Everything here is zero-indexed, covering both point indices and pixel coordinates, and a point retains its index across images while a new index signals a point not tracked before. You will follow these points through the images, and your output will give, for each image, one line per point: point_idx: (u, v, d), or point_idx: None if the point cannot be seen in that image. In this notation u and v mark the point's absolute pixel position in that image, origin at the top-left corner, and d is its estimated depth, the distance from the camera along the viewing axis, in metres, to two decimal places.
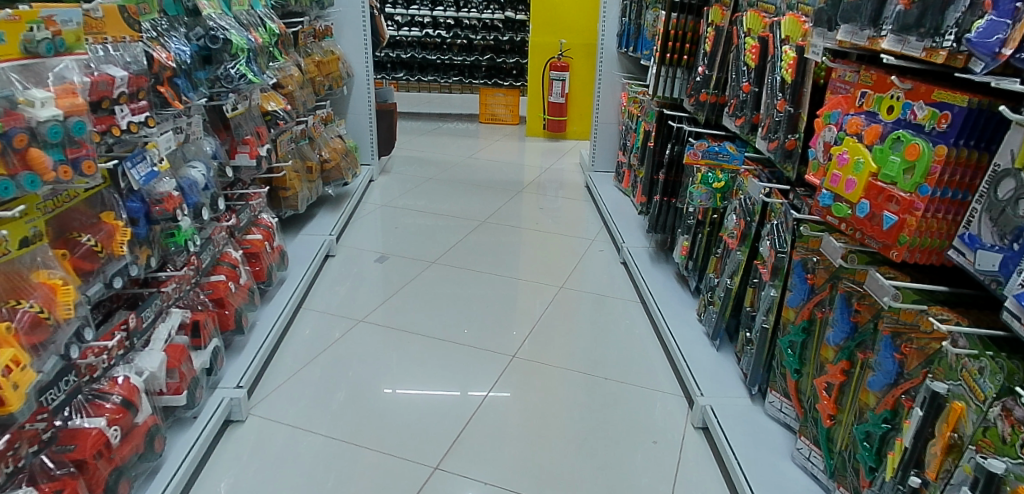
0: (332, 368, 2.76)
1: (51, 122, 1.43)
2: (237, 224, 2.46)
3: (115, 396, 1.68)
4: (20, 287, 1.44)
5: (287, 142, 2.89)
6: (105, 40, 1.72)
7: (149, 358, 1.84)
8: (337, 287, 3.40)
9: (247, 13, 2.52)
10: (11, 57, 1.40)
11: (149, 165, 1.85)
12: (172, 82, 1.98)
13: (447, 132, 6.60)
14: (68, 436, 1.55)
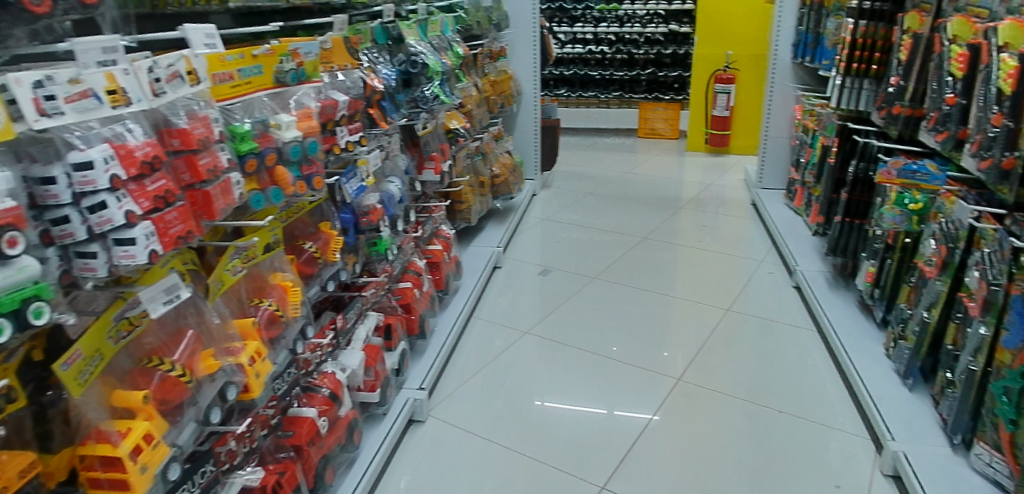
0: (499, 377, 2.85)
1: (293, 143, 1.63)
2: (422, 235, 2.64)
3: (324, 389, 1.84)
4: (264, 287, 1.64)
5: (464, 158, 3.05)
6: (333, 68, 1.94)
7: (351, 357, 2.00)
8: (502, 298, 3.51)
9: (439, 38, 2.71)
10: (265, 86, 1.65)
11: (359, 180, 2.03)
12: (379, 105, 2.18)
13: (604, 147, 6.61)
14: (289, 422, 1.71)
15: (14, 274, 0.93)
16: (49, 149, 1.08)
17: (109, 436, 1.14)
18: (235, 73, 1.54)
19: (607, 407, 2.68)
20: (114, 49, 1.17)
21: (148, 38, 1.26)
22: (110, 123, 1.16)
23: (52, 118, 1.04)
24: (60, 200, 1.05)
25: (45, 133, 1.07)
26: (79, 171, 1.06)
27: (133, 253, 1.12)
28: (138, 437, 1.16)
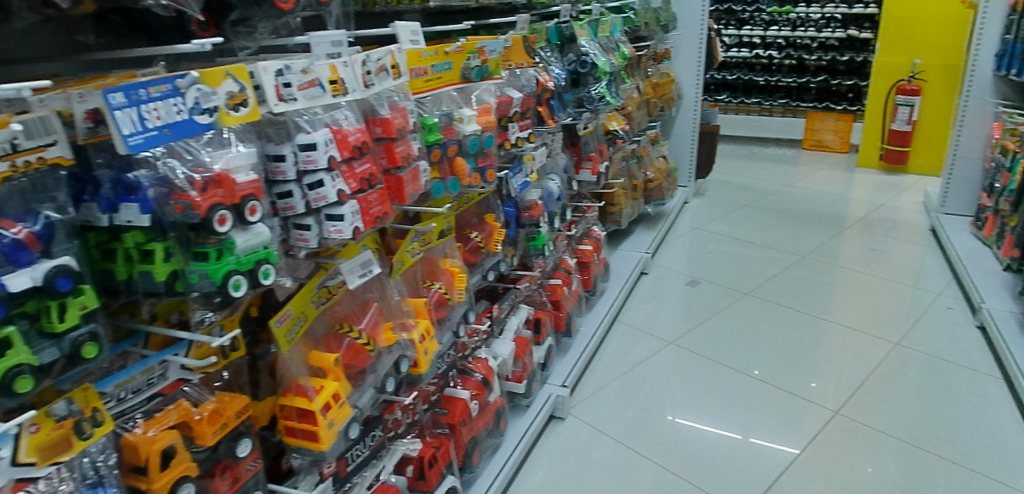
0: (638, 384, 2.80)
1: (472, 136, 1.71)
2: (575, 234, 2.68)
3: (478, 374, 1.90)
4: (435, 271, 1.74)
5: (620, 160, 3.03)
6: (512, 66, 2.01)
7: (503, 346, 2.06)
8: (646, 305, 3.45)
9: (607, 39, 2.71)
10: (452, 82, 1.74)
11: (523, 176, 2.09)
12: (548, 104, 2.23)
13: (763, 157, 6.27)
14: (445, 401, 1.80)
15: (250, 239, 1.02)
16: (282, 131, 1.19)
17: (306, 391, 1.24)
18: (429, 68, 1.64)
19: (742, 432, 2.51)
20: (338, 43, 1.28)
21: (365, 34, 1.36)
22: (329, 110, 1.26)
23: (287, 104, 1.14)
24: (286, 177, 1.16)
25: (281, 116, 1.18)
26: (304, 150, 1.15)
27: (341, 228, 1.21)
28: (329, 395, 1.26)
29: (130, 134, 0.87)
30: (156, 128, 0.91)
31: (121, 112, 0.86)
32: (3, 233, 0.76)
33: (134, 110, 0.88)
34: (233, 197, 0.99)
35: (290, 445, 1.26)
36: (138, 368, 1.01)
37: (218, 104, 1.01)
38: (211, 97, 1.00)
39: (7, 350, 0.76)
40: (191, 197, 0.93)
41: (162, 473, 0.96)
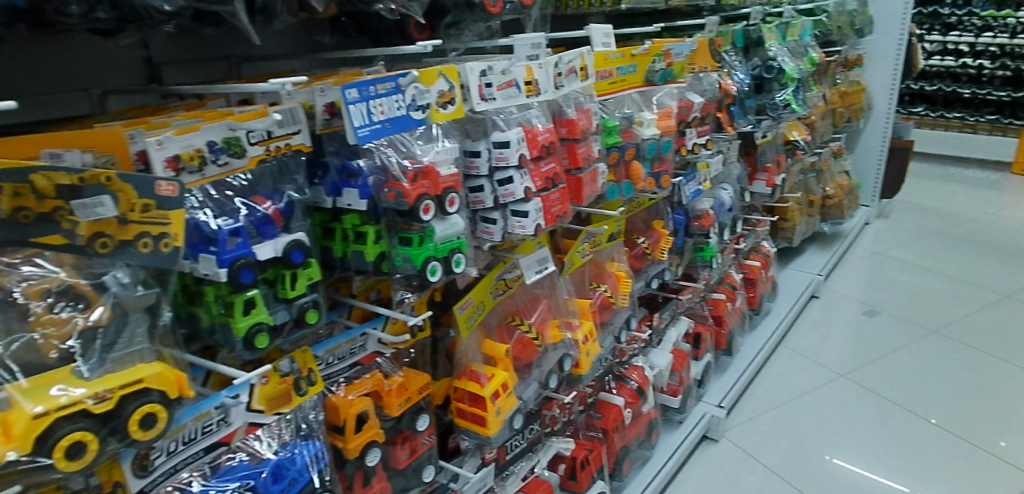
0: (798, 416, 2.58)
1: (650, 140, 1.68)
2: (743, 248, 2.58)
3: (633, 382, 1.88)
4: (602, 273, 1.74)
5: (796, 173, 2.83)
6: (695, 70, 1.97)
7: (660, 357, 2.02)
8: (813, 331, 3.19)
9: (796, 43, 2.54)
10: (635, 85, 1.73)
11: (696, 184, 2.01)
12: (729, 109, 2.14)
13: (963, 179, 5.54)
14: (600, 405, 1.79)
15: (447, 228, 1.08)
16: (479, 128, 1.25)
17: (478, 376, 1.30)
18: (615, 70, 1.64)
19: (912, 484, 2.22)
20: (538, 45, 1.32)
21: (560, 36, 1.38)
22: (522, 110, 1.31)
23: (487, 103, 1.20)
24: (479, 172, 1.21)
25: (480, 114, 1.25)
26: (498, 148, 1.21)
27: (525, 224, 1.25)
28: (499, 383, 1.30)
29: (360, 126, 0.96)
30: (380, 122, 0.99)
31: (355, 106, 0.95)
32: (255, 208, 0.86)
33: (364, 105, 0.97)
34: (436, 188, 1.05)
35: (459, 426, 1.32)
36: (343, 338, 1.09)
37: (430, 102, 1.08)
38: (425, 94, 1.07)
39: (251, 309, 0.85)
40: (403, 186, 1.00)
41: (355, 435, 1.04)
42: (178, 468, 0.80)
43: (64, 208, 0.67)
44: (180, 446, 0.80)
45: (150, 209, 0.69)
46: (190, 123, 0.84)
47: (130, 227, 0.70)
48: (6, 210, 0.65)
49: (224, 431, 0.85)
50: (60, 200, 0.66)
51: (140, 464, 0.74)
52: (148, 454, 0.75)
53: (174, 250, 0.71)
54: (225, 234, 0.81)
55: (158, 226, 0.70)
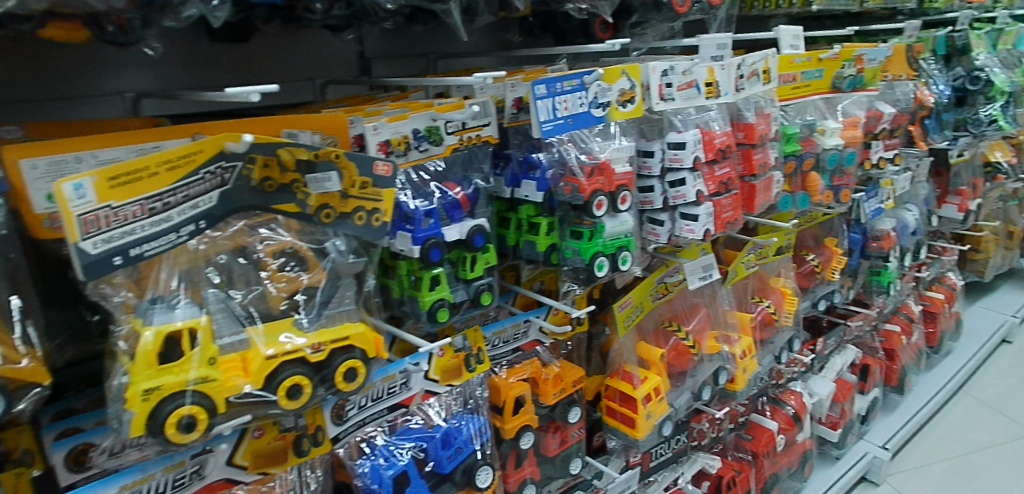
0: (972, 476, 2.21)
1: (832, 150, 1.56)
2: (925, 277, 2.34)
3: (789, 407, 1.77)
4: (766, 287, 1.64)
5: (996, 199, 2.49)
6: (888, 78, 1.82)
7: (821, 385, 1.89)
8: (1003, 381, 2.77)
9: (1010, 52, 2.24)
10: (820, 91, 1.63)
11: (879, 202, 1.84)
12: (922, 123, 1.95)
13: None
14: (751, 427, 1.70)
15: (617, 226, 1.08)
16: (655, 128, 1.25)
17: (631, 377, 1.29)
18: (799, 75, 1.55)
19: None
20: (724, 46, 1.30)
21: (746, 38, 1.33)
22: (700, 111, 1.28)
23: (666, 103, 1.18)
24: (651, 172, 1.20)
25: (657, 114, 1.24)
26: (672, 148, 1.19)
27: (693, 228, 1.21)
28: (651, 387, 1.29)
29: (545, 121, 1.00)
30: (563, 118, 1.03)
31: (542, 101, 0.99)
32: (447, 192, 0.93)
33: (550, 100, 1.00)
34: (610, 185, 1.06)
35: (607, 425, 1.33)
36: (510, 322, 1.13)
37: (611, 100, 1.10)
38: (607, 92, 1.09)
39: (436, 285, 0.92)
40: (579, 181, 1.02)
41: (512, 417, 1.08)
42: (364, 422, 0.88)
43: (300, 181, 0.75)
44: (369, 403, 0.88)
45: (367, 186, 0.78)
46: (398, 113, 0.91)
47: (349, 201, 0.78)
48: (257, 179, 0.73)
49: (404, 394, 0.92)
50: (298, 174, 0.75)
51: (337, 413, 0.83)
52: (343, 405, 0.84)
53: (383, 224, 0.79)
54: (421, 214, 0.88)
55: (372, 202, 0.78)
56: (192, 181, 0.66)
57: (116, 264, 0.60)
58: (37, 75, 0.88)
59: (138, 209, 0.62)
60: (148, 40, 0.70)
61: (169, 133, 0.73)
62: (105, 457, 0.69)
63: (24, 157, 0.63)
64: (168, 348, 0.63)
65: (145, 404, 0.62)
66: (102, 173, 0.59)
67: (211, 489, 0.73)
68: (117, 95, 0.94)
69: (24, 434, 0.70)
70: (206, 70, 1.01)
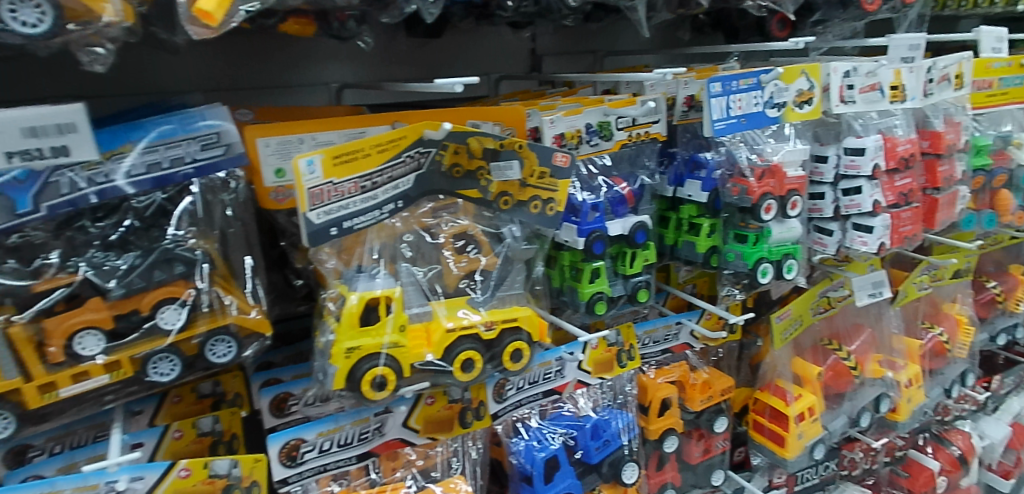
0: None
1: None
2: None
3: (955, 447, 1.58)
4: (939, 314, 1.50)
5: None
6: None
7: (995, 428, 1.69)
8: None
9: None
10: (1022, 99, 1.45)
11: None
12: None
13: None
14: (908, 463, 1.56)
15: (785, 232, 1.04)
16: (831, 132, 1.17)
17: (784, 393, 1.23)
18: (997, 81, 1.39)
19: None
20: (915, 47, 1.21)
21: (943, 38, 1.22)
22: (883, 116, 1.19)
23: (847, 105, 1.11)
24: (823, 178, 1.14)
25: (836, 117, 1.17)
26: (850, 154, 1.12)
27: (867, 240, 1.13)
28: (805, 406, 1.22)
29: (717, 119, 0.98)
30: (736, 117, 1.00)
31: (716, 99, 0.97)
32: (614, 187, 0.94)
33: (725, 99, 0.98)
34: (782, 189, 1.02)
35: (753, 440, 1.28)
36: (661, 322, 1.12)
37: (787, 100, 1.05)
38: (783, 92, 1.05)
39: (596, 277, 0.93)
40: (748, 183, 0.99)
41: (657, 418, 1.07)
42: (521, 403, 0.91)
43: (484, 168, 0.79)
44: (526, 385, 0.91)
45: (545, 177, 0.80)
46: (572, 107, 0.93)
47: (527, 189, 0.81)
48: (446, 165, 0.78)
49: (558, 381, 0.94)
50: (483, 162, 0.79)
51: (498, 391, 0.87)
52: (504, 385, 0.88)
53: (556, 214, 0.81)
54: (588, 207, 0.89)
55: (547, 192, 0.81)
56: (395, 164, 0.72)
57: (332, 234, 0.68)
58: (256, 66, 0.92)
59: (353, 186, 0.68)
60: (363, 34, 0.77)
61: (372, 120, 0.79)
62: (306, 404, 0.79)
63: (262, 136, 0.72)
64: (368, 312, 0.70)
65: (348, 361, 0.69)
66: (329, 152, 0.66)
67: (388, 446, 0.80)
68: (322, 85, 0.97)
69: (238, 379, 0.81)
70: (399, 65, 1.03)
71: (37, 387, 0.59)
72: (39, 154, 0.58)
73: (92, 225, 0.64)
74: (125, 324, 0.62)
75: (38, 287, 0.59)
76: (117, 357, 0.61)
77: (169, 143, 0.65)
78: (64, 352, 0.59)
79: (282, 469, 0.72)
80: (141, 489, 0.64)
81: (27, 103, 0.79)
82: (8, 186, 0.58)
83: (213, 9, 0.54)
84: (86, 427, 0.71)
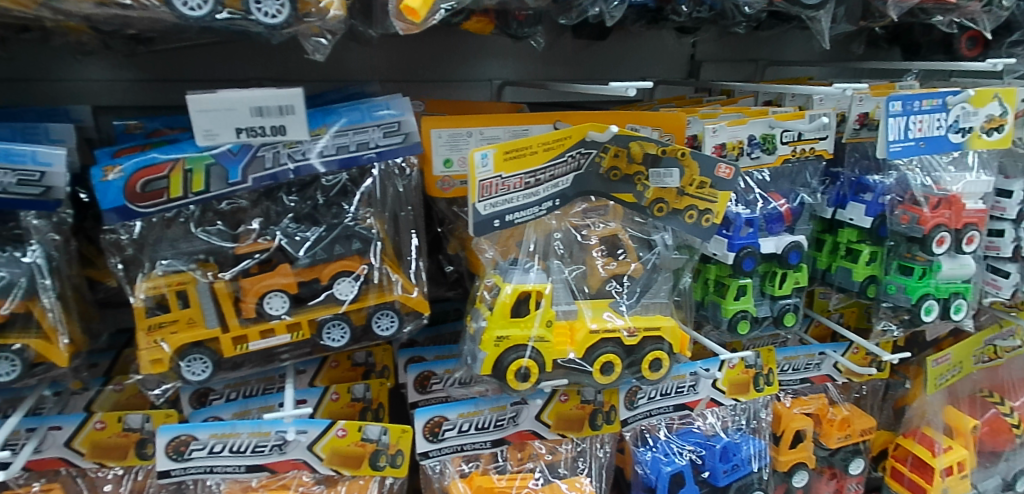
0: None
1: None
2: None
3: None
4: None
5: None
6: None
7: None
8: None
9: None
10: None
11: None
12: None
13: None
14: None
15: (956, 268, 0.94)
16: (1018, 163, 1.04)
17: (932, 443, 1.12)
18: None
19: None
20: None
21: None
22: None
23: None
24: (1004, 214, 1.01)
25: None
26: None
27: None
28: (955, 460, 1.10)
29: (894, 141, 0.90)
30: (914, 139, 0.92)
31: (894, 119, 0.90)
32: (771, 203, 0.90)
33: (904, 119, 0.91)
34: (958, 222, 0.92)
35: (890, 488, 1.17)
36: (804, 350, 1.05)
37: (975, 125, 0.95)
38: (971, 117, 0.95)
39: (742, 295, 0.89)
40: (922, 211, 0.90)
41: (789, 450, 1.01)
42: (651, 413, 0.89)
43: (643, 173, 0.78)
44: (658, 396, 0.89)
45: (705, 187, 0.78)
46: (734, 117, 0.90)
47: (684, 198, 0.79)
48: (605, 167, 0.77)
49: (691, 396, 0.91)
50: (643, 167, 0.77)
51: (630, 398, 0.86)
52: (635, 392, 0.87)
53: (712, 226, 0.79)
54: (742, 221, 0.86)
55: (706, 202, 0.78)
56: (558, 163, 0.73)
57: (494, 226, 0.71)
58: (428, 59, 0.97)
59: (518, 181, 0.71)
60: (536, 34, 0.79)
61: (536, 118, 0.80)
62: (457, 385, 0.82)
63: (436, 127, 0.76)
64: (519, 304, 0.71)
65: (496, 349, 0.71)
66: (501, 147, 0.68)
67: (521, 436, 0.82)
68: (485, 81, 1.01)
69: (386, 353, 0.86)
70: (559, 65, 1.04)
71: (231, 338, 0.66)
72: (263, 132, 0.59)
73: (289, 199, 0.71)
74: (308, 290, 0.68)
75: (239, 250, 0.66)
76: (299, 318, 0.67)
77: (358, 129, 0.69)
78: (256, 309, 0.66)
79: (425, 443, 0.77)
80: (304, 441, 0.71)
81: (230, 83, 0.88)
82: (223, 157, 0.64)
83: (419, 7, 0.57)
84: (259, 379, 0.78)
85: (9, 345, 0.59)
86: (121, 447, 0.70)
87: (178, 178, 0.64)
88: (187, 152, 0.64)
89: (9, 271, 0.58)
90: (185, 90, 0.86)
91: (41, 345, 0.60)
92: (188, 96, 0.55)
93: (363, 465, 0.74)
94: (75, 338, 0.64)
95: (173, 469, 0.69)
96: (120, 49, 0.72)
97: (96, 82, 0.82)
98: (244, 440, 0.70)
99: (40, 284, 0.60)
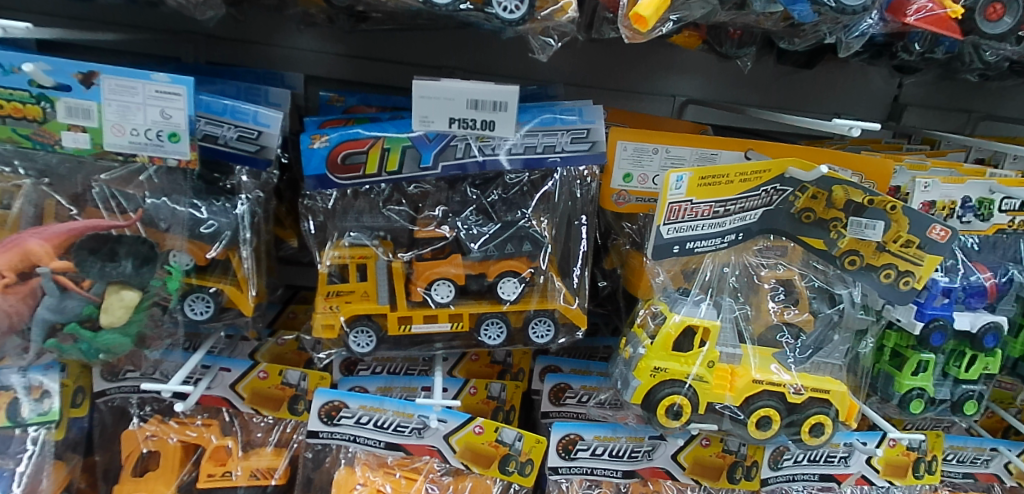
0: None
1: None
2: None
3: None
4: None
5: None
6: None
7: None
8: None
9: None
10: None
11: None
12: None
13: None
14: None
15: None
16: None
17: None
18: None
19: None
20: None
21: None
22: None
23: None
24: None
25: None
26: None
27: None
28: None
29: None
30: None
31: None
32: (975, 275, 0.77)
33: None
34: None
35: None
36: (975, 441, 0.92)
37: None
38: None
39: (922, 371, 0.78)
40: None
41: None
42: (795, 477, 0.81)
43: (841, 221, 0.71)
44: (805, 461, 0.81)
45: (910, 246, 0.70)
46: (948, 173, 0.81)
47: (883, 255, 0.71)
48: (797, 207, 0.72)
49: (840, 469, 0.82)
50: (842, 214, 0.71)
51: (775, 458, 0.79)
52: (782, 452, 0.79)
53: (911, 291, 0.71)
54: (938, 290, 0.75)
55: (908, 264, 0.70)
56: (751, 196, 0.68)
57: (673, 251, 0.67)
58: (615, 67, 0.94)
59: (708, 209, 0.66)
60: (747, 55, 0.74)
61: (727, 143, 0.72)
62: (597, 405, 0.79)
63: (623, 139, 0.70)
64: (683, 338, 0.67)
65: (651, 380, 0.68)
66: (698, 172, 0.64)
67: (652, 473, 0.77)
68: (667, 96, 0.97)
69: (526, 357, 0.85)
70: (748, 88, 0.98)
71: (398, 316, 0.67)
72: (473, 124, 0.63)
73: (471, 190, 0.72)
74: (475, 284, 0.67)
75: (418, 234, 0.67)
76: (461, 309, 0.67)
77: (548, 131, 0.67)
78: (424, 295, 0.66)
79: (557, 458, 0.75)
80: (443, 430, 0.72)
81: (423, 68, 0.91)
82: (419, 141, 0.65)
83: (649, 15, 0.52)
84: (404, 359, 0.80)
85: (208, 287, 0.65)
86: (276, 398, 0.74)
87: (376, 155, 0.65)
88: (388, 132, 0.65)
89: (218, 220, 0.64)
90: (381, 68, 0.90)
91: (232, 292, 0.66)
92: (414, 82, 0.61)
93: (492, 466, 0.73)
94: (260, 291, 0.70)
95: (322, 431, 0.71)
96: (340, 24, 0.75)
97: (307, 52, 0.88)
98: (389, 417, 0.71)
99: (241, 236, 0.65)
